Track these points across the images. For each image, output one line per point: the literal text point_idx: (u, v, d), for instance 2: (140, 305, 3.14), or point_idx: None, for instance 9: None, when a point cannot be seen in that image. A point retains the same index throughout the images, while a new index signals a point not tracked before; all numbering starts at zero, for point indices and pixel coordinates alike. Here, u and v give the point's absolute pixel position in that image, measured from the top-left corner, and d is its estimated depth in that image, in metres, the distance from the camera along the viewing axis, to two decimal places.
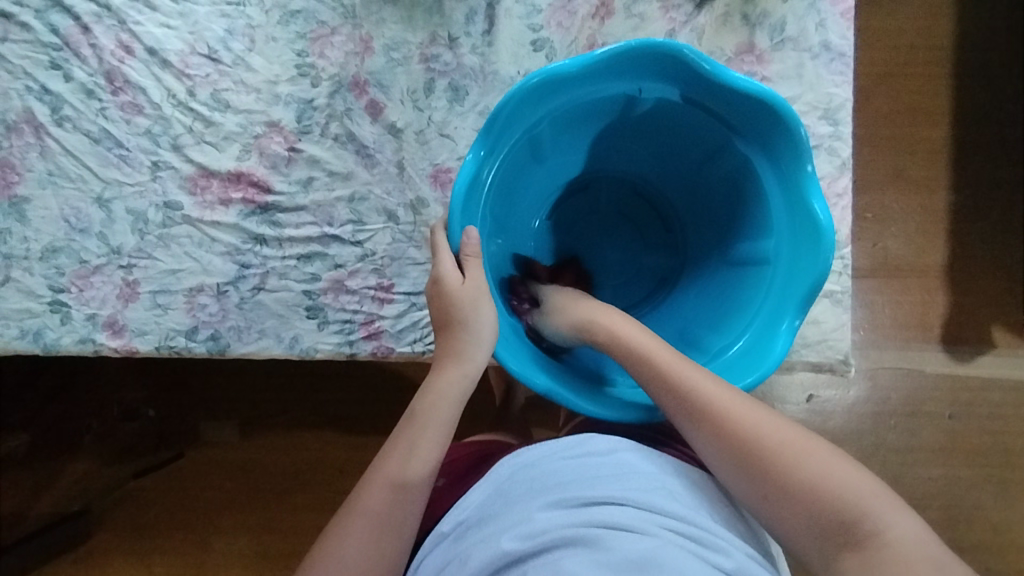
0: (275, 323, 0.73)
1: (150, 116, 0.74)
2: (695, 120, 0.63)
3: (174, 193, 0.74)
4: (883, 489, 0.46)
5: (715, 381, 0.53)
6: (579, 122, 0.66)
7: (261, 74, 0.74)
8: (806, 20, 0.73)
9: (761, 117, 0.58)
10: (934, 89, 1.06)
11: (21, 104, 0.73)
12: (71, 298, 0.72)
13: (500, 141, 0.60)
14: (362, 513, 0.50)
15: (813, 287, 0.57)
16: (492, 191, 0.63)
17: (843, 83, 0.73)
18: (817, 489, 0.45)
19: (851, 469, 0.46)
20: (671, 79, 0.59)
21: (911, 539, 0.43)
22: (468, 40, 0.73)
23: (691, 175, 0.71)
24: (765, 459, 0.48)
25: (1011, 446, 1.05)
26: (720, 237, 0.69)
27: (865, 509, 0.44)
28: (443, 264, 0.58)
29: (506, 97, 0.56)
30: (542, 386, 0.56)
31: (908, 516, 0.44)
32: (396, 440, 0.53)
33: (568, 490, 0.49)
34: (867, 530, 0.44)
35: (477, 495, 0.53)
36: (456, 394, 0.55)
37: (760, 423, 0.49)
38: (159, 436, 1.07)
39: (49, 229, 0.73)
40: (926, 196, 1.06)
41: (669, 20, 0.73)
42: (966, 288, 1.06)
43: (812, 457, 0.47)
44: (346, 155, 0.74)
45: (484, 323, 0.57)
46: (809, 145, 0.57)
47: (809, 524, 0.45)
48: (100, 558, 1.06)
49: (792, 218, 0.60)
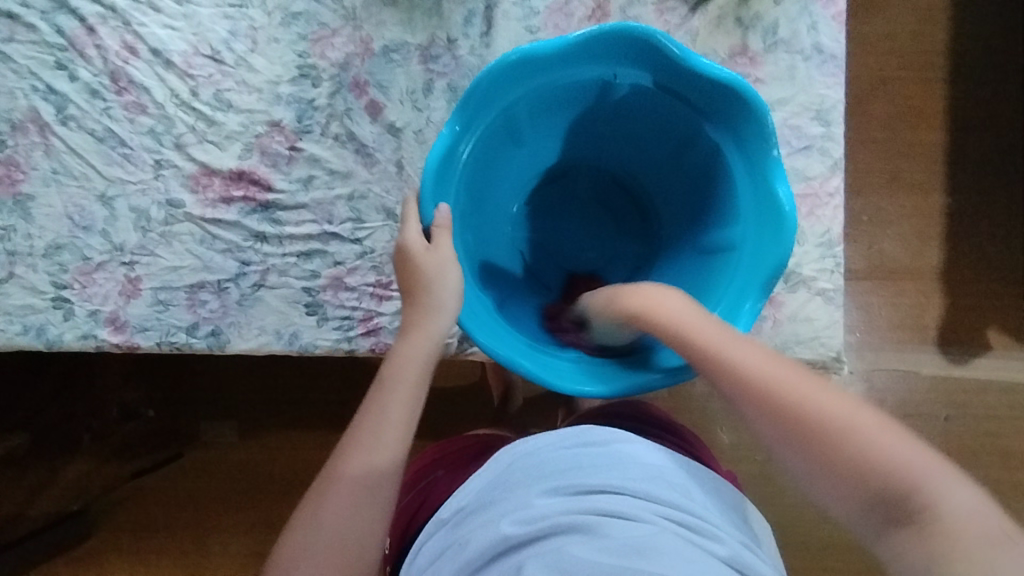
0: (276, 319, 0.74)
1: (153, 115, 0.75)
2: (669, 110, 0.61)
3: (176, 191, 0.75)
4: (938, 459, 0.41)
5: (748, 345, 0.48)
6: (557, 108, 0.63)
7: (263, 75, 0.75)
8: (798, 22, 0.74)
9: (727, 102, 0.55)
10: (926, 93, 1.08)
11: (26, 104, 0.74)
12: (74, 294, 0.73)
13: (476, 118, 0.57)
14: (340, 480, 0.47)
15: (774, 271, 0.54)
16: (467, 175, 0.61)
17: (835, 84, 0.74)
18: (860, 457, 0.41)
19: (900, 435, 0.42)
20: (643, 65, 0.57)
21: (969, 511, 0.38)
22: (466, 42, 0.75)
23: (664, 166, 0.68)
24: (802, 426, 0.43)
25: (1006, 447, 1.06)
26: (691, 226, 0.66)
27: (913, 477, 0.40)
28: (408, 230, 0.55)
29: (479, 77, 0.54)
30: (505, 358, 0.54)
31: (964, 485, 0.40)
32: (369, 406, 0.50)
33: (567, 477, 0.50)
34: (917, 502, 0.39)
35: (477, 483, 0.54)
36: (422, 356, 0.52)
37: (799, 382, 0.45)
38: (159, 435, 1.08)
39: (53, 226, 0.74)
40: (919, 198, 1.07)
41: (664, 22, 0.74)
42: (960, 290, 1.07)
43: (854, 422, 0.42)
44: (345, 154, 0.75)
45: (446, 290, 0.54)
46: (774, 129, 0.54)
47: (854, 496, 0.41)
48: (101, 556, 1.07)
49: (757, 204, 0.57)
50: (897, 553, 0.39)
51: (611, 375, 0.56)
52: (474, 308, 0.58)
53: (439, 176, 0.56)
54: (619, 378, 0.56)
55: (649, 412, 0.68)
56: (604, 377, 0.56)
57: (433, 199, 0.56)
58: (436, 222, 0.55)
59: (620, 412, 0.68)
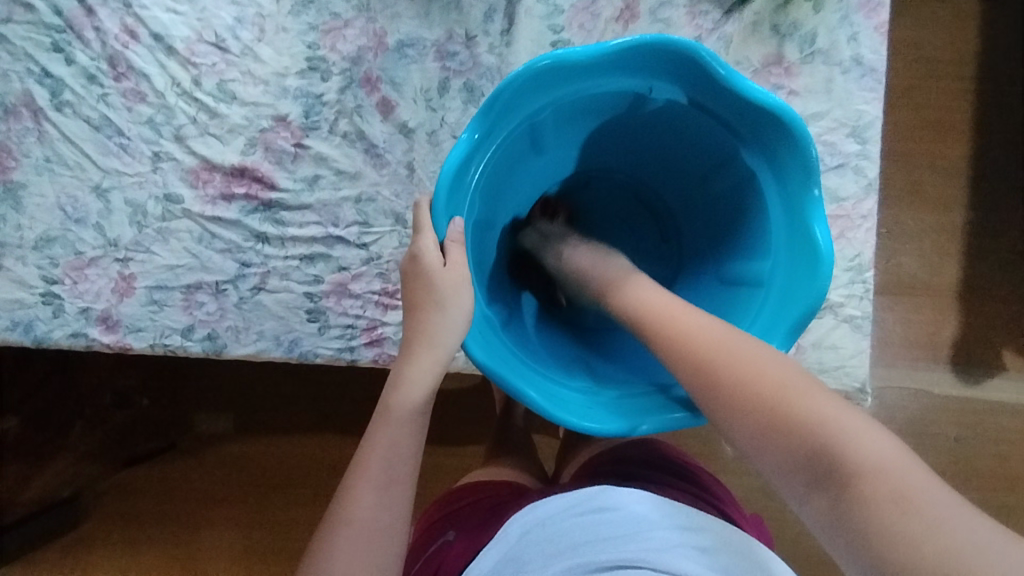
0: (275, 325, 0.70)
1: (152, 105, 0.71)
2: (703, 131, 0.56)
3: (174, 185, 0.71)
4: (861, 418, 0.38)
5: (684, 311, 0.48)
6: (582, 117, 0.59)
7: (269, 65, 0.71)
8: (838, 32, 0.70)
9: (770, 130, 0.51)
10: (956, 105, 1.03)
11: (20, 87, 0.70)
12: (65, 290, 0.70)
13: (500, 124, 0.53)
14: (350, 523, 0.44)
15: (806, 314, 0.51)
16: (483, 182, 0.56)
17: (874, 100, 0.70)
18: (774, 419, 0.39)
19: (818, 393, 0.39)
20: (684, 82, 0.52)
21: (885, 466, 0.35)
22: (485, 40, 0.70)
23: (691, 188, 0.64)
24: (720, 390, 0.42)
25: (1016, 471, 1.02)
26: (714, 255, 0.62)
27: (827, 435, 0.37)
28: (425, 243, 0.51)
29: (510, 78, 0.50)
30: (510, 385, 0.50)
31: (883, 439, 0.37)
32: (372, 438, 0.47)
33: (581, 553, 0.48)
34: (831, 461, 0.37)
35: (488, 558, 0.51)
36: (429, 380, 0.49)
37: (729, 345, 0.44)
38: (152, 426, 1.05)
39: (45, 218, 0.70)
40: (942, 213, 1.03)
41: (696, 26, 0.70)
42: (979, 310, 1.03)
43: (775, 380, 0.40)
44: (354, 154, 0.71)
45: (460, 311, 0.50)
46: (819, 166, 0.51)
47: (772, 459, 0.39)
48: (88, 547, 1.03)
49: (790, 242, 0.53)
50: (819, 517, 0.37)
51: (620, 413, 0.53)
52: (480, 328, 0.53)
53: (457, 183, 0.51)
54: (622, 416, 0.52)
55: (657, 453, 0.66)
56: (608, 413, 0.53)
57: (447, 214, 0.51)
58: (448, 237, 0.50)
59: (629, 457, 0.66)
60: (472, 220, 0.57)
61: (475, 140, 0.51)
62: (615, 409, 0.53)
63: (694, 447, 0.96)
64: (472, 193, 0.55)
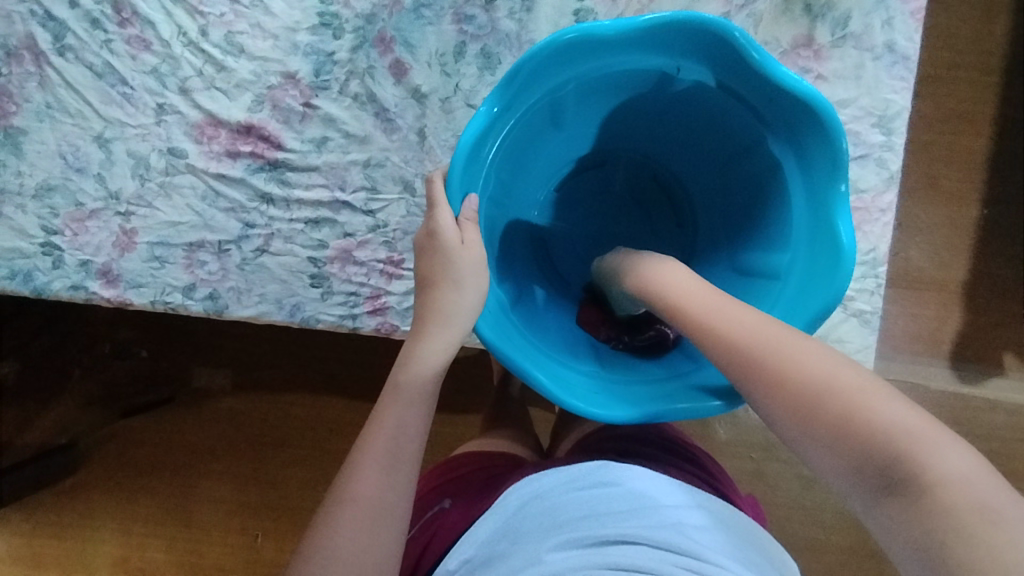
0: (277, 288, 0.69)
1: (158, 54, 0.69)
2: (730, 112, 0.55)
3: (178, 140, 0.69)
4: (934, 426, 0.35)
5: (738, 306, 0.45)
6: (604, 93, 0.57)
7: (280, 19, 0.68)
8: (872, 16, 0.67)
9: (797, 118, 0.49)
10: (981, 97, 1.00)
11: (22, 29, 0.68)
12: (65, 242, 0.68)
13: (520, 98, 0.52)
14: (354, 500, 0.43)
15: (823, 311, 0.50)
16: (499, 156, 0.55)
17: (903, 90, 0.68)
18: (846, 424, 0.36)
19: (894, 398, 0.37)
20: (714, 63, 0.51)
21: (968, 480, 0.33)
22: (505, 4, 0.67)
23: (713, 170, 0.62)
24: (781, 389, 0.39)
25: (1008, 470, 1.01)
26: (730, 243, 0.61)
27: (902, 441, 0.35)
28: (441, 217, 0.49)
29: (532, 50, 0.48)
30: (517, 367, 0.49)
31: (965, 451, 0.34)
32: (380, 414, 0.47)
33: (579, 528, 0.49)
34: (908, 467, 0.34)
35: (485, 527, 0.52)
36: (438, 361, 0.48)
37: (787, 346, 0.41)
38: (149, 377, 1.05)
39: (45, 165, 0.69)
40: (957, 208, 1.01)
41: (725, 2, 0.68)
42: (982, 306, 1.02)
43: (841, 384, 0.38)
44: (364, 117, 0.69)
45: (475, 290, 0.49)
46: (849, 159, 0.48)
47: (838, 466, 0.37)
48: (82, 493, 1.04)
49: (812, 236, 0.52)
50: (887, 529, 0.34)
51: (623, 400, 0.52)
52: (490, 308, 0.52)
53: (472, 157, 0.50)
54: (626, 404, 0.51)
55: (656, 431, 0.66)
56: (613, 399, 0.52)
57: (461, 190, 0.50)
58: (463, 214, 0.50)
59: (626, 433, 0.66)
60: (485, 195, 0.56)
61: (493, 114, 0.50)
62: (620, 395, 0.52)
63: (687, 428, 0.95)
64: (487, 169, 0.54)
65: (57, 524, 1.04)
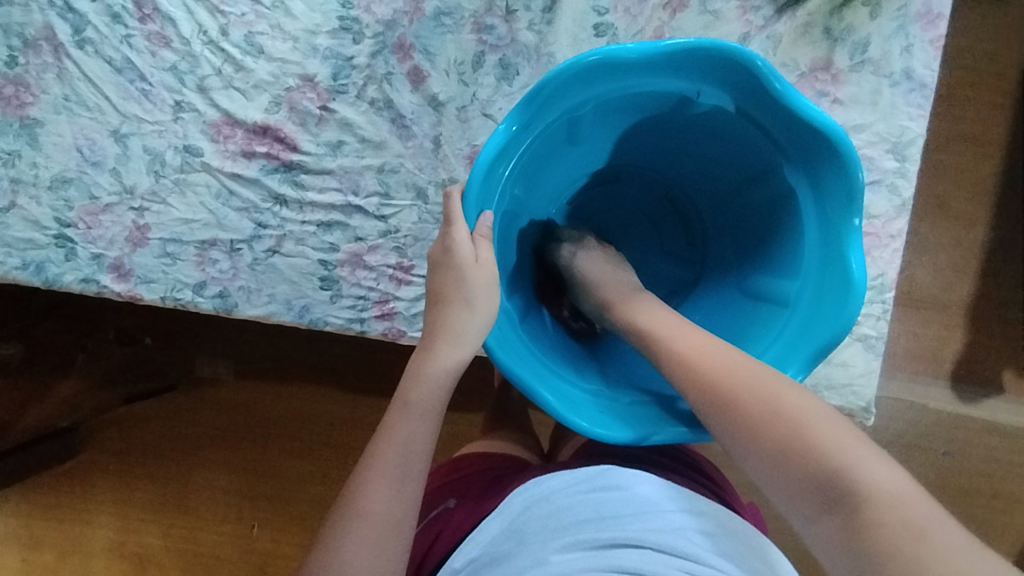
0: (287, 289, 0.70)
1: (177, 51, 0.69)
2: (745, 136, 0.55)
3: (195, 137, 0.69)
4: (868, 445, 0.39)
5: (704, 335, 0.49)
6: (622, 113, 0.57)
7: (300, 21, 0.68)
8: (892, 42, 0.67)
9: (815, 148, 0.50)
10: (993, 119, 1.00)
11: (42, 20, 0.68)
12: (78, 234, 0.69)
13: (539, 117, 0.52)
14: (362, 516, 0.44)
15: (830, 342, 0.51)
16: (514, 172, 0.56)
17: (919, 117, 0.68)
18: (789, 443, 0.39)
19: (833, 419, 0.40)
20: (734, 90, 0.51)
21: (895, 497, 0.36)
22: (526, 15, 0.68)
23: (726, 193, 0.63)
24: (735, 413, 0.43)
25: (1001, 491, 1.02)
26: (740, 266, 0.62)
27: (839, 459, 0.38)
28: (456, 233, 0.50)
29: (555, 71, 0.48)
30: (525, 385, 0.50)
31: (895, 469, 0.37)
32: (389, 428, 0.48)
33: (585, 530, 0.49)
34: (843, 486, 0.37)
35: (491, 527, 0.53)
36: (446, 376, 0.49)
37: (740, 371, 0.44)
38: (154, 365, 1.06)
39: (61, 157, 0.69)
40: (964, 229, 1.01)
41: (745, 22, 0.68)
42: (985, 328, 1.02)
43: (785, 407, 0.41)
44: (380, 122, 0.69)
45: (487, 309, 0.50)
46: (865, 194, 0.49)
47: (785, 484, 0.39)
48: (82, 478, 1.05)
49: (823, 267, 0.52)
50: (827, 542, 0.37)
51: (623, 420, 0.53)
52: (499, 326, 0.53)
53: (489, 174, 0.51)
54: (624, 424, 0.52)
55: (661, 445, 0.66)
56: (614, 419, 0.53)
57: (477, 206, 0.51)
58: (478, 230, 0.50)
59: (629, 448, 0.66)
60: (499, 209, 0.56)
61: (512, 132, 0.50)
62: (619, 414, 0.53)
63: None
64: (502, 185, 0.54)
65: (56, 506, 1.04)
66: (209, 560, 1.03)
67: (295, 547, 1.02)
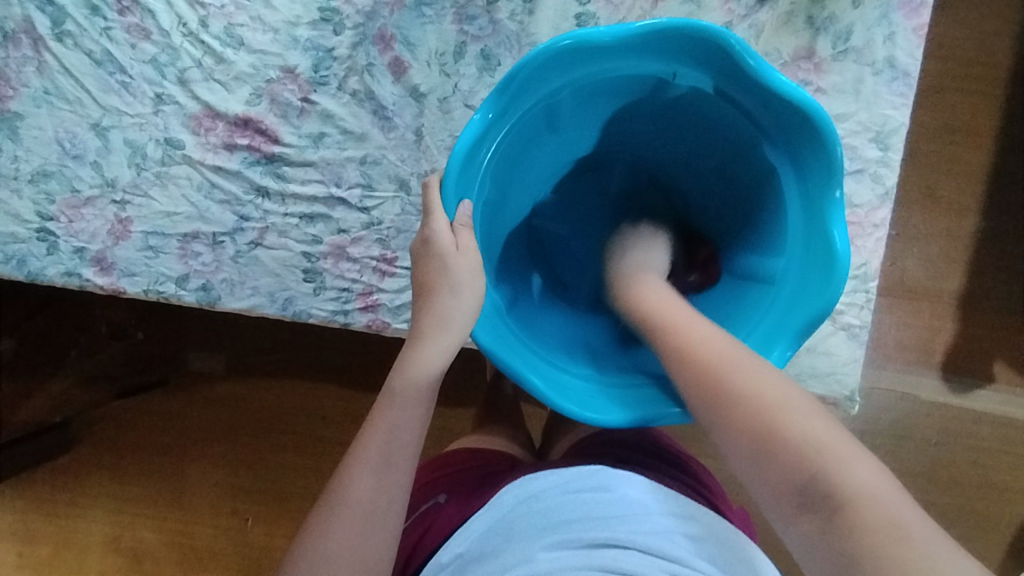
0: (270, 282, 0.69)
1: (157, 43, 0.69)
2: (725, 116, 0.55)
3: (176, 130, 0.69)
4: (847, 437, 0.38)
5: (699, 323, 0.49)
6: (601, 97, 0.57)
7: (280, 12, 0.68)
8: (875, 30, 0.67)
9: (794, 126, 0.49)
10: (982, 109, 1.00)
11: (21, 13, 0.68)
12: (60, 228, 0.69)
13: (516, 103, 0.52)
14: (345, 503, 0.44)
15: (816, 318, 0.51)
16: (494, 160, 0.56)
17: (902, 106, 0.67)
18: (773, 438, 0.39)
19: (815, 412, 0.40)
20: (710, 69, 0.50)
21: (872, 493, 0.35)
22: (507, 5, 0.67)
23: (709, 174, 0.63)
24: (721, 404, 0.42)
25: (991, 480, 1.02)
26: (728, 246, 0.62)
27: (819, 457, 0.37)
28: (437, 221, 0.50)
29: (528, 56, 0.49)
30: (512, 371, 0.50)
31: (870, 461, 0.37)
32: (374, 419, 0.48)
33: (572, 529, 0.50)
34: (821, 485, 0.37)
35: (480, 523, 0.53)
36: (433, 367, 0.49)
37: (730, 360, 0.44)
38: (144, 359, 1.06)
39: (42, 151, 0.69)
40: (954, 220, 1.01)
41: (728, 11, 0.68)
42: (976, 318, 1.02)
43: (769, 400, 0.40)
44: (362, 114, 0.69)
45: (472, 296, 0.49)
46: (844, 169, 0.49)
47: (768, 481, 0.39)
48: (73, 472, 1.05)
49: (806, 244, 0.52)
50: (807, 541, 0.37)
51: (612, 405, 0.53)
52: (487, 314, 0.53)
53: (466, 163, 0.51)
54: (614, 408, 0.52)
55: (649, 439, 0.66)
56: (605, 403, 0.53)
57: (457, 196, 0.51)
58: (458, 219, 0.50)
59: (617, 441, 0.66)
60: (481, 198, 0.56)
61: (489, 119, 0.50)
62: (609, 399, 0.53)
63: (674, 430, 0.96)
64: (483, 172, 0.54)
65: (48, 501, 1.05)
66: (203, 554, 1.03)
67: (288, 539, 1.03)
